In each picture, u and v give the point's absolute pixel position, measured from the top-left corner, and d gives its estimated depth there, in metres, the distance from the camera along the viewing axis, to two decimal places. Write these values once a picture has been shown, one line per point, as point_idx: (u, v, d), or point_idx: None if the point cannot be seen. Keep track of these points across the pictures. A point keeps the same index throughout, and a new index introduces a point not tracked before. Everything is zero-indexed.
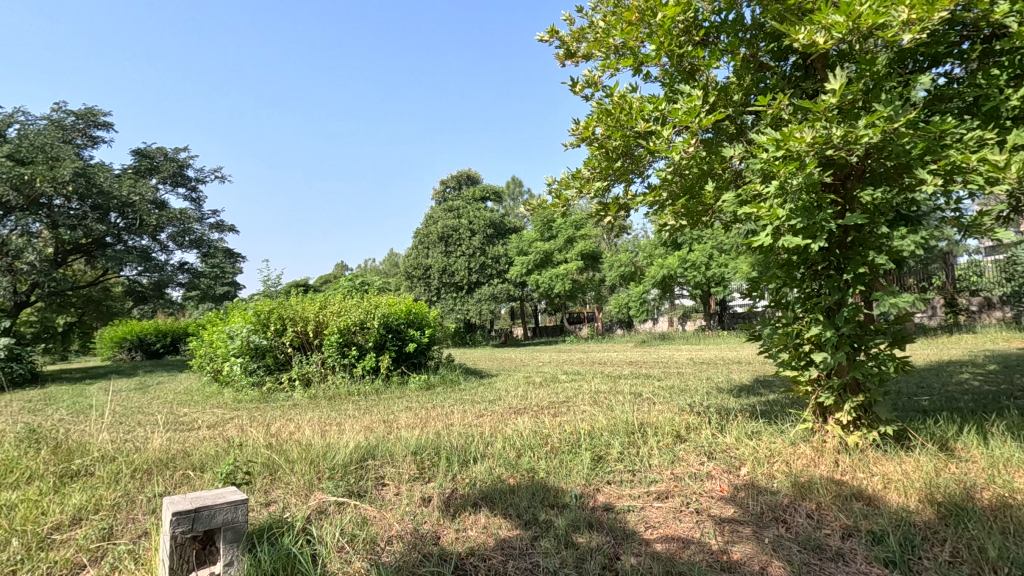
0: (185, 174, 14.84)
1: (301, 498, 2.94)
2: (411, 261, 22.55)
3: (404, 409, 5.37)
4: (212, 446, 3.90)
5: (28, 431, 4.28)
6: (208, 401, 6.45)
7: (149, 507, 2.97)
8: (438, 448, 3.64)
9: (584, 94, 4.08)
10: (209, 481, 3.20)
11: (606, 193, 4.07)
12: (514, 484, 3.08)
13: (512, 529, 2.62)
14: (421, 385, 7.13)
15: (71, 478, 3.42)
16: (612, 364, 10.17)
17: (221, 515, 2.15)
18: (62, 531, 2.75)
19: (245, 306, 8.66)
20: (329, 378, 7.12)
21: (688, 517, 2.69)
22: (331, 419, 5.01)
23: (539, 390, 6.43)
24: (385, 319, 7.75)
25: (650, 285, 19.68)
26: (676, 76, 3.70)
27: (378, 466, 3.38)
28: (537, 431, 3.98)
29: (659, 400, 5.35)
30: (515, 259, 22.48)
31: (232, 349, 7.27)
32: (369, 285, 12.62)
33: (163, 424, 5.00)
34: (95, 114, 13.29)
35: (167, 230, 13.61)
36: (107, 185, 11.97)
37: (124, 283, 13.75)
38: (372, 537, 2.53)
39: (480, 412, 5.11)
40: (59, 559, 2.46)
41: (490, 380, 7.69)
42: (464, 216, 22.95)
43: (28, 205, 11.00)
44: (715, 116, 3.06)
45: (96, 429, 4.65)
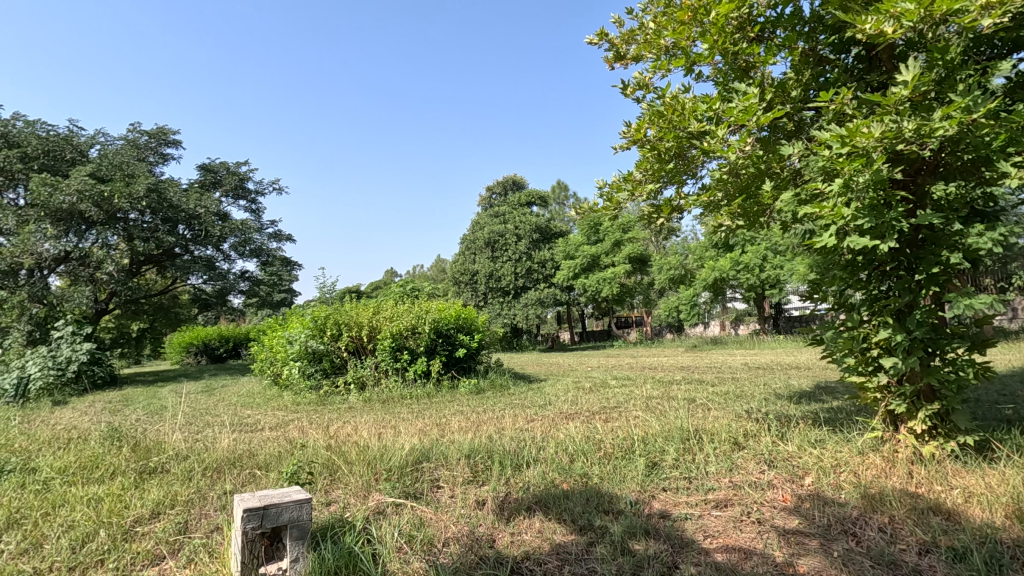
0: (246, 187, 15.58)
1: (359, 498, 3.03)
2: (458, 266, 22.95)
3: (455, 412, 5.45)
4: (275, 446, 4.07)
5: (110, 431, 4.59)
6: (270, 404, 6.74)
7: (219, 503, 3.13)
8: (491, 452, 3.66)
9: (636, 96, 4.02)
10: (273, 480, 3.34)
11: (658, 195, 3.99)
12: (568, 490, 3.07)
13: (568, 535, 2.61)
14: (472, 389, 7.21)
15: (149, 474, 3.64)
16: (662, 369, 10.01)
17: (287, 513, 2.25)
18: (143, 523, 2.93)
19: (303, 312, 8.99)
20: (382, 382, 7.29)
21: (750, 527, 2.60)
22: (386, 422, 5.14)
23: (589, 395, 6.37)
24: (435, 324, 7.90)
25: (701, 288, 19.16)
26: (730, 74, 3.62)
27: (433, 469, 3.44)
28: (590, 436, 3.94)
29: (713, 406, 5.20)
30: (561, 264, 22.43)
31: (291, 354, 7.55)
32: (420, 291, 12.87)
33: (230, 425, 5.27)
34: (165, 133, 14.16)
35: (229, 240, 14.34)
36: (176, 200, 12.75)
37: (191, 291, 14.55)
38: (429, 538, 2.58)
39: (531, 417, 5.12)
40: (141, 551, 2.63)
41: (540, 385, 7.71)
42: (510, 221, 23.07)
43: (107, 220, 11.79)
44: (774, 114, 2.96)
45: (171, 429, 4.94)
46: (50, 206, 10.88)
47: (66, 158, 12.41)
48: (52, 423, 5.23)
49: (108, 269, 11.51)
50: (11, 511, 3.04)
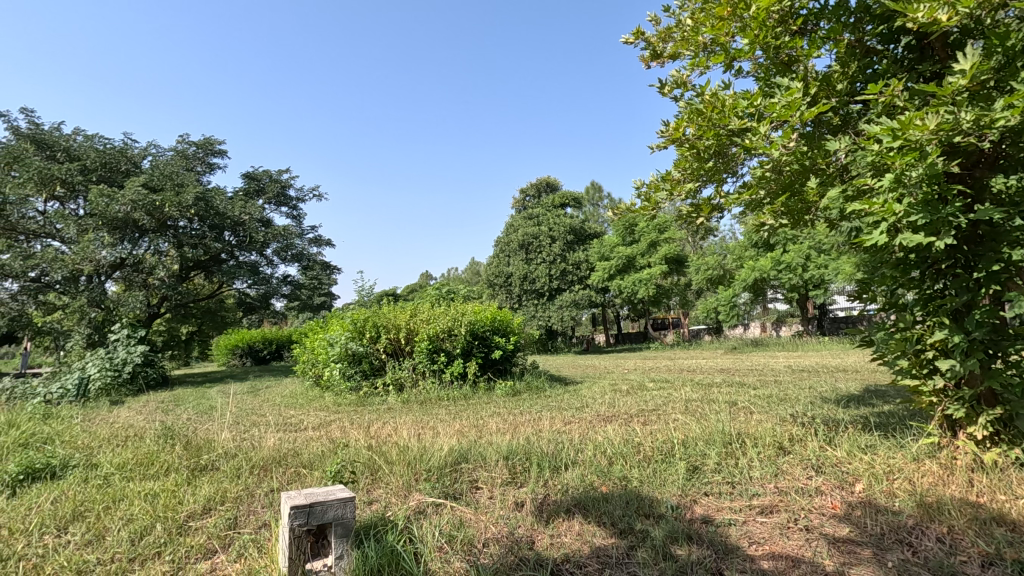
0: (288, 195, 16.07)
1: (401, 498, 3.08)
2: (493, 268, 23.06)
3: (492, 414, 5.47)
4: (319, 446, 4.18)
5: (164, 430, 4.79)
6: (312, 404, 6.92)
7: (266, 500, 3.24)
8: (529, 453, 3.66)
9: (673, 95, 3.97)
10: (317, 478, 3.43)
11: (697, 195, 3.91)
12: (607, 493, 3.04)
13: (608, 538, 2.59)
14: (508, 391, 7.23)
15: (200, 472, 3.79)
16: (701, 371, 9.86)
17: (332, 511, 2.30)
18: (196, 519, 3.05)
19: (343, 314, 9.18)
20: (420, 384, 7.39)
21: (797, 534, 2.53)
22: (424, 423, 5.20)
23: (627, 397, 6.29)
24: (471, 326, 7.96)
25: (741, 289, 18.68)
26: (772, 69, 3.53)
27: (472, 470, 3.46)
28: (628, 439, 3.89)
29: (757, 409, 5.06)
30: (596, 265, 22.28)
31: (332, 356, 7.73)
32: (455, 293, 12.99)
33: (275, 425, 5.43)
34: (212, 143, 14.73)
35: (272, 246, 14.78)
36: (223, 208, 13.25)
37: (236, 295, 15.06)
38: (469, 538, 2.61)
39: (568, 419, 5.10)
40: (195, 545, 2.74)
41: (577, 387, 7.67)
42: (544, 223, 23.02)
43: (158, 228, 12.33)
44: (819, 109, 2.87)
45: (220, 429, 5.13)
46: (107, 215, 11.45)
47: (121, 169, 13.07)
48: (110, 422, 5.50)
49: (159, 275, 12.21)
50: (75, 504, 3.21)
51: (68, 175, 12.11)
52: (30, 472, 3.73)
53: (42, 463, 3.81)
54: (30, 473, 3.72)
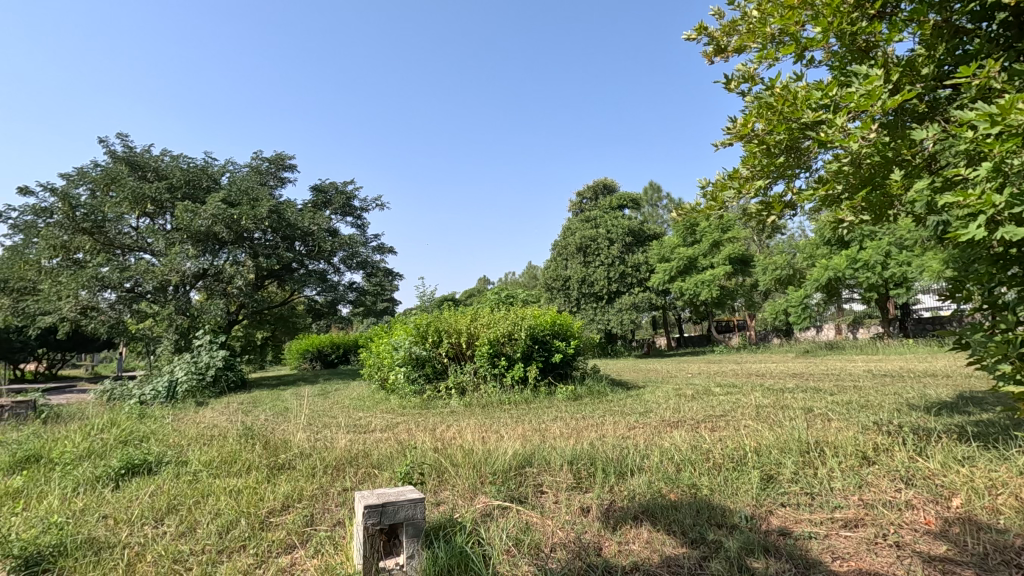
0: (352, 205, 16.72)
1: (467, 500, 3.13)
2: (550, 272, 22.99)
3: (554, 419, 5.44)
4: (387, 448, 4.31)
5: (245, 430, 5.09)
6: (378, 407, 7.14)
7: (339, 499, 3.37)
8: (593, 458, 3.62)
9: (739, 90, 3.83)
10: (387, 478, 3.55)
11: (766, 192, 3.74)
12: (676, 500, 2.97)
13: (678, 547, 2.53)
14: (569, 396, 7.19)
15: (279, 470, 4.01)
16: (771, 376, 9.44)
17: (404, 511, 2.36)
18: (276, 514, 3.22)
19: (405, 320, 9.41)
20: (481, 387, 7.48)
21: (887, 550, 2.37)
22: (487, 427, 5.25)
23: (693, 403, 6.10)
24: (531, 331, 7.98)
25: (813, 289, 17.71)
26: (847, 57, 3.35)
27: (537, 474, 3.46)
28: (696, 446, 3.77)
29: (835, 417, 4.78)
30: (656, 267, 21.83)
31: (397, 359, 7.94)
32: (514, 297, 13.05)
33: (345, 427, 5.64)
34: (282, 158, 15.56)
35: (339, 254, 15.41)
36: (294, 219, 13.95)
37: (305, 302, 15.81)
38: (537, 543, 2.61)
39: (632, 424, 5.00)
40: (276, 540, 2.89)
41: (640, 392, 7.54)
42: (602, 225, 22.72)
43: (236, 240, 13.14)
44: (904, 96, 2.69)
45: (295, 429, 5.39)
46: (191, 229, 12.32)
47: (203, 186, 14.05)
48: (197, 422, 5.91)
49: (238, 284, 12.91)
50: (169, 498, 3.47)
51: (157, 194, 13.14)
52: (130, 467, 4.07)
53: (140, 459, 4.14)
54: (131, 467, 4.06)
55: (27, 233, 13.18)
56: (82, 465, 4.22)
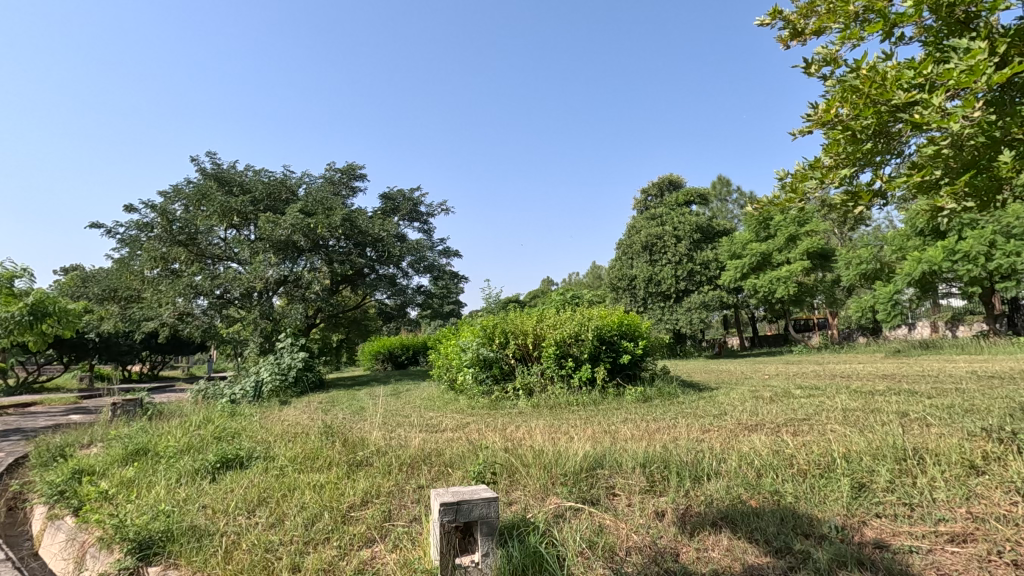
0: (419, 211, 17.20)
1: (538, 500, 3.15)
2: (615, 271, 22.60)
3: (624, 420, 5.34)
4: (459, 447, 4.40)
5: (325, 428, 5.36)
6: (449, 407, 7.32)
7: (415, 496, 3.48)
8: (667, 462, 3.52)
9: (821, 74, 3.61)
10: (460, 477, 3.61)
11: (852, 180, 3.49)
12: (757, 507, 2.83)
13: (761, 556, 2.42)
14: (639, 398, 7.04)
15: (357, 467, 4.17)
16: (858, 377, 8.83)
17: (477, 509, 2.40)
18: (356, 509, 3.36)
19: (472, 322, 9.55)
20: (549, 388, 7.49)
21: (1002, 570, 2.16)
22: (556, 428, 5.23)
23: (771, 406, 5.81)
24: (599, 331, 7.89)
25: (905, 284, 16.39)
26: (942, 32, 3.10)
27: (608, 475, 3.41)
28: (777, 450, 3.59)
29: (934, 422, 4.40)
30: (727, 263, 21.06)
31: (465, 361, 8.07)
32: (579, 298, 12.94)
33: (418, 426, 5.82)
34: (353, 168, 16.23)
35: (407, 259, 15.86)
36: (365, 226, 14.46)
37: (376, 306, 16.40)
38: (611, 546, 2.58)
39: (706, 427, 4.82)
40: (357, 533, 3.02)
41: (713, 393, 7.27)
42: (667, 222, 22.07)
43: (312, 248, 13.84)
44: (1014, 69, 2.44)
45: (370, 428, 5.62)
46: (273, 238, 13.10)
47: (282, 198, 14.93)
48: (281, 420, 6.28)
49: (315, 289, 13.62)
50: (260, 491, 3.71)
51: (242, 207, 14.10)
52: (225, 461, 4.38)
53: (233, 454, 4.45)
54: (226, 461, 4.38)
55: (131, 246, 14.49)
56: (183, 458, 4.58)
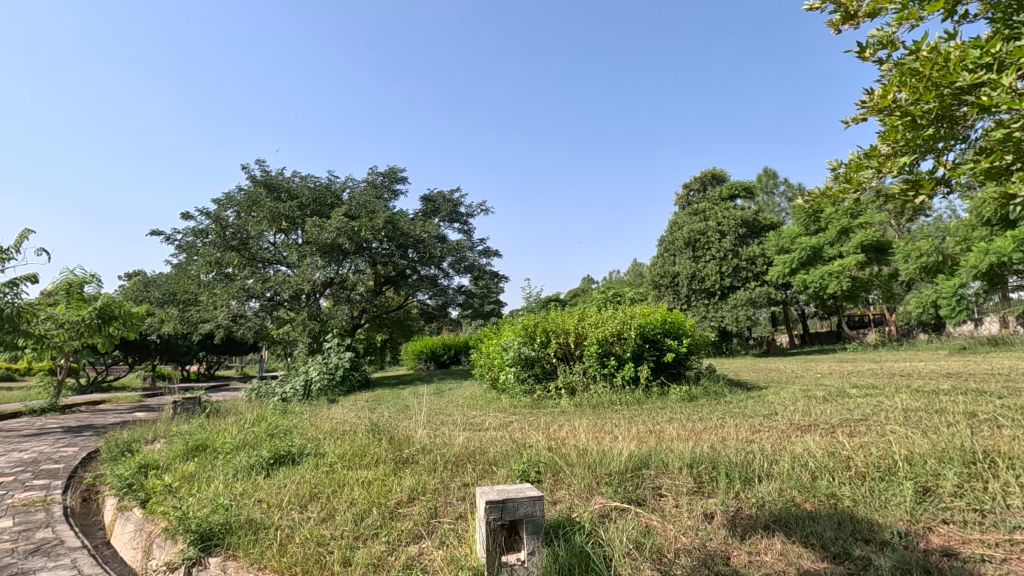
0: (459, 212, 17.36)
1: (583, 499, 3.13)
2: (657, 269, 22.23)
3: (669, 420, 5.25)
4: (503, 445, 4.42)
5: (371, 426, 5.49)
6: (491, 406, 7.36)
7: (460, 494, 3.51)
8: (715, 462, 3.44)
9: (876, 58, 3.44)
10: (504, 475, 3.63)
11: (912, 168, 3.31)
12: (812, 511, 2.73)
13: (819, 562, 2.33)
14: (683, 397, 6.89)
15: (403, 464, 4.26)
16: (920, 376, 8.35)
17: (523, 508, 2.41)
18: (403, 506, 3.43)
19: (513, 321, 9.57)
20: (591, 387, 7.43)
21: None
22: (600, 427, 5.19)
23: (826, 405, 5.58)
24: (641, 329, 7.77)
25: (970, 277, 15.42)
26: (1012, 8, 2.91)
27: (654, 476, 3.36)
28: (834, 452, 3.45)
29: (1007, 423, 4.13)
30: (775, 258, 20.38)
31: (506, 360, 8.10)
32: (621, 296, 12.76)
33: (461, 424, 5.88)
34: (395, 171, 16.55)
35: (448, 259, 16.04)
36: (406, 228, 14.57)
37: (419, 307, 16.68)
38: (659, 547, 2.54)
39: (756, 428, 4.68)
40: (405, 530, 3.07)
41: (762, 393, 7.05)
42: (711, 218, 21.53)
43: (357, 250, 14.19)
44: None
45: (415, 426, 5.71)
46: (319, 242, 13.48)
47: (327, 202, 15.37)
48: (330, 418, 6.48)
49: (360, 291, 13.95)
50: (311, 486, 3.83)
51: (290, 212, 14.59)
52: (278, 457, 4.54)
53: (285, 450, 4.61)
54: (279, 457, 4.54)
55: (188, 253, 15.23)
56: (239, 454, 4.78)
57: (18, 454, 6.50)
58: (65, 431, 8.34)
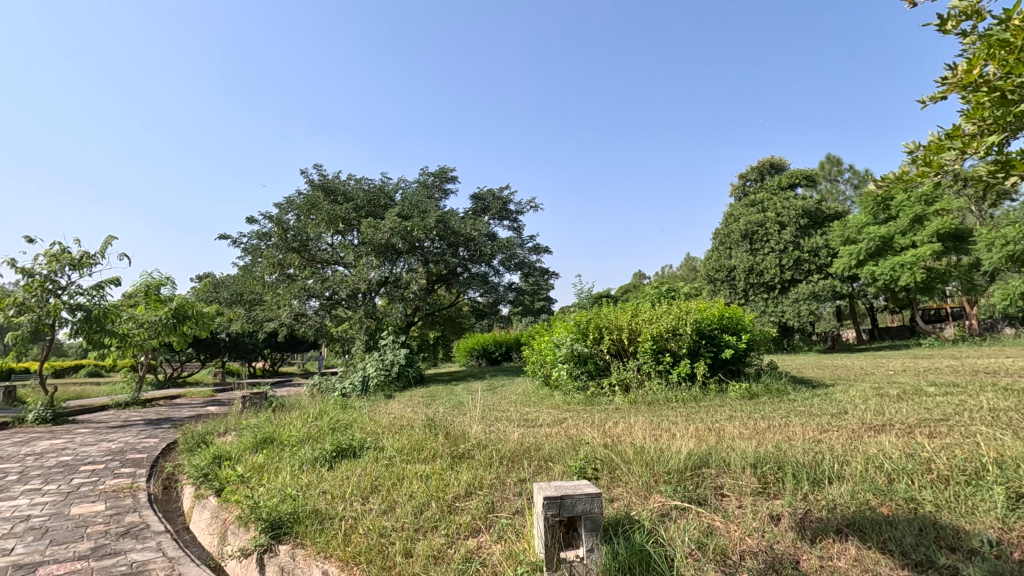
0: (508, 209, 17.44)
1: (641, 498, 3.08)
2: (712, 263, 21.59)
3: (729, 418, 5.09)
4: (558, 442, 4.41)
5: (428, 421, 5.60)
6: (545, 403, 7.37)
7: (517, 490, 3.53)
8: (781, 462, 3.31)
9: (959, 30, 3.19)
10: (560, 471, 3.62)
11: (1002, 148, 3.05)
12: (890, 515, 2.58)
13: (897, 570, 2.20)
14: (743, 394, 6.67)
15: (460, 458, 4.32)
16: (1008, 373, 7.72)
17: (581, 504, 2.39)
18: (461, 500, 3.48)
19: (565, 317, 9.51)
20: (646, 384, 7.31)
21: None
22: (657, 424, 5.09)
23: (901, 404, 5.25)
24: (698, 325, 7.56)
25: None
26: None
27: (715, 475, 3.26)
28: (912, 454, 3.24)
29: None
30: (839, 249, 19.37)
31: (559, 357, 8.08)
32: (676, 292, 12.44)
33: (516, 420, 5.91)
34: (445, 171, 16.80)
35: (498, 257, 16.14)
36: (457, 227, 14.84)
37: (470, 304, 16.88)
38: (723, 548, 2.46)
39: (824, 427, 4.46)
40: (463, 523, 3.12)
41: (829, 390, 6.74)
42: (769, 209, 20.67)
43: (410, 250, 14.52)
44: None
45: (470, 422, 5.79)
46: (374, 242, 13.86)
47: (381, 204, 15.80)
48: (387, 413, 6.65)
49: (413, 289, 14.24)
50: (372, 479, 3.95)
51: (347, 214, 15.09)
52: (340, 450, 4.71)
53: (347, 443, 4.77)
54: (341, 451, 4.71)
55: (253, 255, 16.00)
56: (304, 447, 4.98)
57: (107, 444, 7.03)
58: (147, 423, 8.95)
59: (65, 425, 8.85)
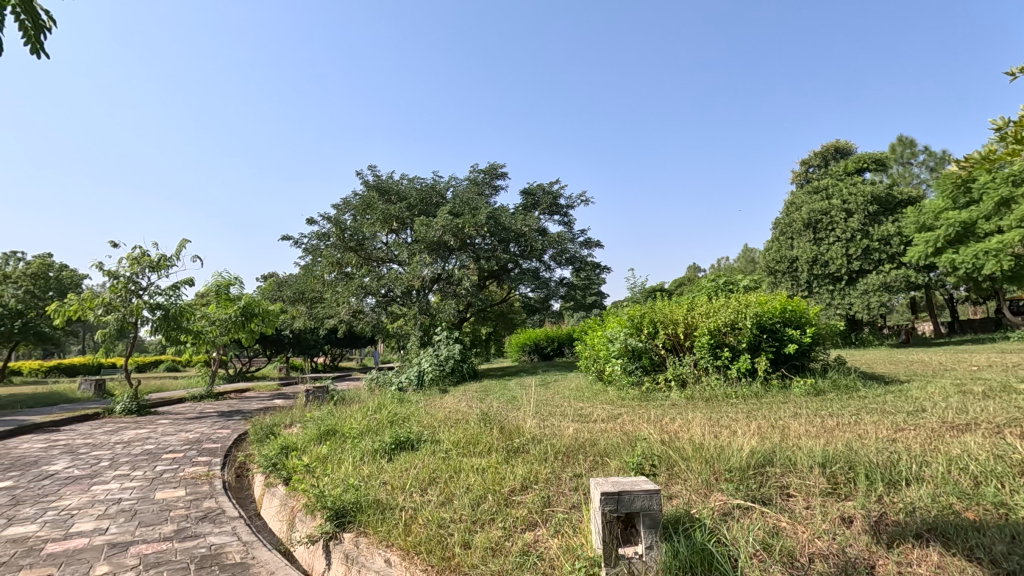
0: (559, 204, 17.35)
1: (701, 496, 3.00)
2: (772, 254, 20.73)
3: (794, 415, 4.88)
4: (613, 437, 4.37)
5: (482, 415, 5.67)
6: (598, 398, 7.29)
7: (573, 485, 3.52)
8: (852, 462, 3.14)
9: None
10: (616, 467, 3.58)
11: None
12: (977, 521, 2.40)
13: None
14: (808, 391, 6.39)
15: (515, 452, 4.35)
16: None
17: (639, 501, 2.36)
18: (517, 493, 3.51)
19: (618, 311, 9.37)
20: (703, 380, 7.12)
21: None
22: (716, 421, 4.94)
23: (988, 402, 4.86)
24: (758, 318, 7.26)
25: None
26: None
27: (780, 474, 3.13)
28: (1002, 455, 3.00)
29: None
30: (913, 237, 18.14)
31: (613, 352, 7.98)
32: (735, 285, 12.03)
33: (570, 415, 5.89)
34: (495, 168, 16.90)
35: (549, 252, 16.12)
36: (508, 223, 14.92)
37: (522, 300, 16.94)
38: (791, 550, 2.37)
39: (899, 426, 4.20)
40: (519, 517, 3.14)
41: (904, 387, 6.33)
42: (835, 195, 19.60)
43: (462, 246, 14.73)
44: None
45: (524, 416, 5.81)
46: (427, 240, 14.12)
47: (433, 202, 16.08)
48: (443, 407, 6.78)
49: (465, 285, 14.43)
50: (430, 471, 4.04)
51: (400, 213, 15.47)
52: (399, 443, 4.84)
53: (405, 436, 4.90)
54: (400, 443, 4.83)
55: (313, 254, 16.66)
56: (364, 439, 5.15)
57: (185, 434, 7.52)
58: (220, 415, 9.51)
59: (149, 416, 9.54)
